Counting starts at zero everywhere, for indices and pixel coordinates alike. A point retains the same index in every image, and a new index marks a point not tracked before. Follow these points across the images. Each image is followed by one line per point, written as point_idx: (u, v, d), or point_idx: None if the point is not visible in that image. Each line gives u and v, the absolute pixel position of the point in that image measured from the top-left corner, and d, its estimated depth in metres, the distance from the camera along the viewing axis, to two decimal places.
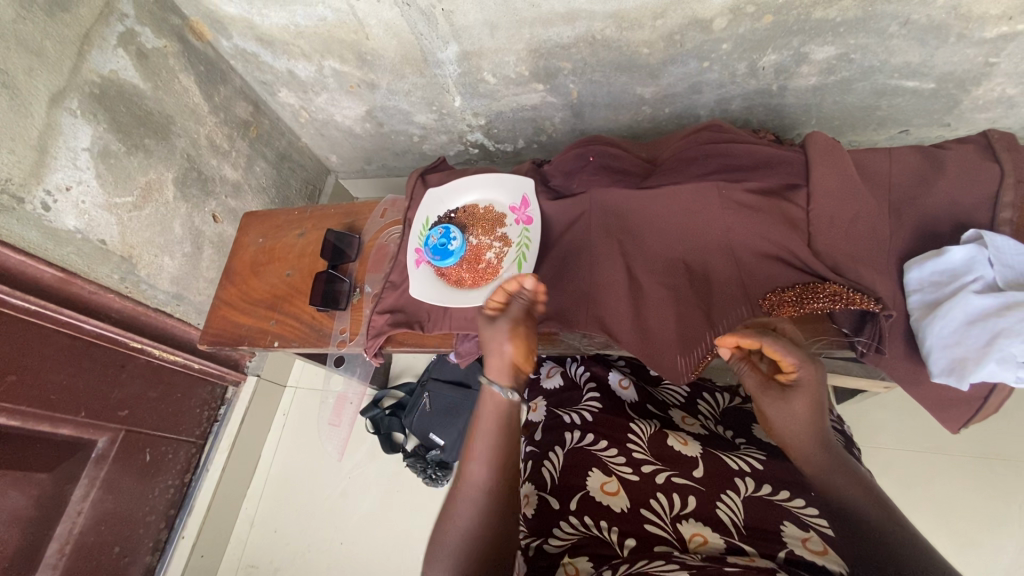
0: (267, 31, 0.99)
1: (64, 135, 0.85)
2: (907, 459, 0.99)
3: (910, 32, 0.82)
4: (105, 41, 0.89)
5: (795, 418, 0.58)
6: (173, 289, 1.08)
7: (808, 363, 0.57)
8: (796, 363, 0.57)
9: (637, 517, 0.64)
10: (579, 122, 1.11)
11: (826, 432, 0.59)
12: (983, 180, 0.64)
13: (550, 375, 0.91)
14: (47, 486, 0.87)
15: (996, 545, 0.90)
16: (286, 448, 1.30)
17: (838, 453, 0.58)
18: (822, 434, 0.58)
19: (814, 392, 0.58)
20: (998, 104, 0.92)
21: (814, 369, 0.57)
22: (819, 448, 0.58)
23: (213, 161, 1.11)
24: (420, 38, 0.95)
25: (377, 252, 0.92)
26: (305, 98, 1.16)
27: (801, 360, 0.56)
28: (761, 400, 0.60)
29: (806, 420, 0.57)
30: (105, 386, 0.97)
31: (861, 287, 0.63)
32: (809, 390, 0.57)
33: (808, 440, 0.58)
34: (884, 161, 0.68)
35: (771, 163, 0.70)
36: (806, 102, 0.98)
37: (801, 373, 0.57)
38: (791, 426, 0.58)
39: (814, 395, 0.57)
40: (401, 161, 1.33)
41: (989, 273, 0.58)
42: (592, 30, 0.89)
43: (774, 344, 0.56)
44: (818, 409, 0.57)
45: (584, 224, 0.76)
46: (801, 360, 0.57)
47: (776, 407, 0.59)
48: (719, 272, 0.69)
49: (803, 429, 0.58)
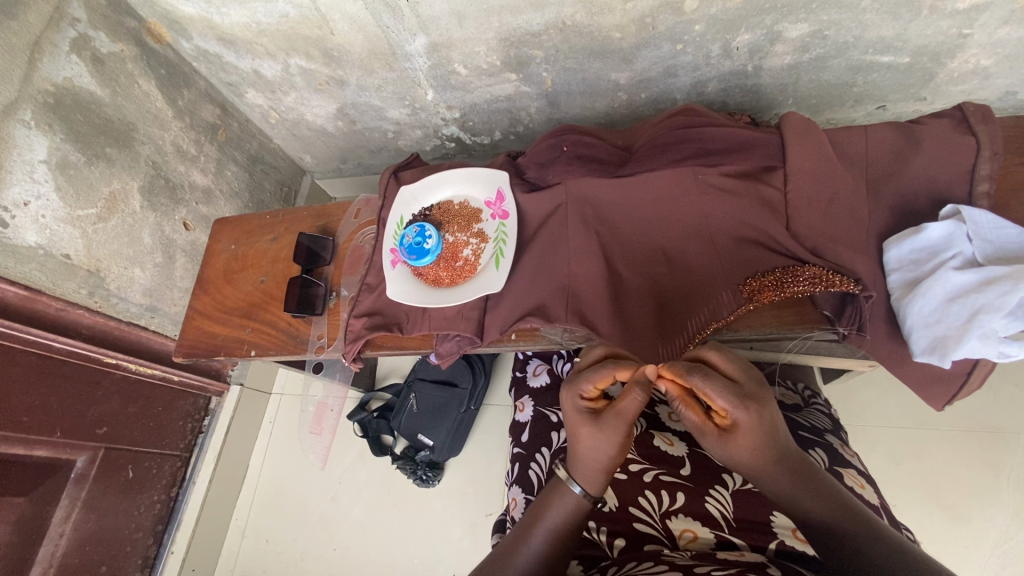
0: (228, 30, 0.96)
1: (19, 147, 0.81)
2: (895, 436, 0.99)
3: (882, 6, 0.81)
4: (56, 48, 0.85)
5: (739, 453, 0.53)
6: (147, 301, 1.05)
7: (741, 407, 0.50)
8: (727, 405, 0.51)
9: (626, 516, 0.63)
10: (555, 111, 1.10)
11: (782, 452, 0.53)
12: (959, 154, 0.63)
13: (536, 374, 0.89)
14: (25, 510, 0.85)
15: (984, 517, 0.91)
16: (273, 456, 1.28)
17: (800, 471, 0.52)
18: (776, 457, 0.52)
19: (757, 431, 0.51)
20: (973, 75, 0.92)
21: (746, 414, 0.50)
22: (778, 477, 0.52)
23: (181, 168, 1.07)
24: (387, 31, 0.92)
25: (352, 254, 0.89)
26: (273, 98, 1.13)
27: (731, 406, 0.50)
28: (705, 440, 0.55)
29: (751, 457, 0.52)
30: (80, 405, 0.94)
31: (842, 268, 0.62)
32: (747, 432, 0.51)
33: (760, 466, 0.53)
34: (860, 139, 0.67)
35: (747, 145, 0.69)
36: (782, 82, 0.97)
37: (732, 417, 0.51)
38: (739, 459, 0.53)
39: (755, 436, 0.51)
40: (377, 159, 1.30)
41: (967, 248, 0.57)
42: (562, 16, 0.87)
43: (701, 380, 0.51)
44: (762, 443, 0.52)
45: (561, 215, 0.74)
46: (732, 403, 0.51)
47: (721, 444, 0.54)
48: (698, 259, 0.68)
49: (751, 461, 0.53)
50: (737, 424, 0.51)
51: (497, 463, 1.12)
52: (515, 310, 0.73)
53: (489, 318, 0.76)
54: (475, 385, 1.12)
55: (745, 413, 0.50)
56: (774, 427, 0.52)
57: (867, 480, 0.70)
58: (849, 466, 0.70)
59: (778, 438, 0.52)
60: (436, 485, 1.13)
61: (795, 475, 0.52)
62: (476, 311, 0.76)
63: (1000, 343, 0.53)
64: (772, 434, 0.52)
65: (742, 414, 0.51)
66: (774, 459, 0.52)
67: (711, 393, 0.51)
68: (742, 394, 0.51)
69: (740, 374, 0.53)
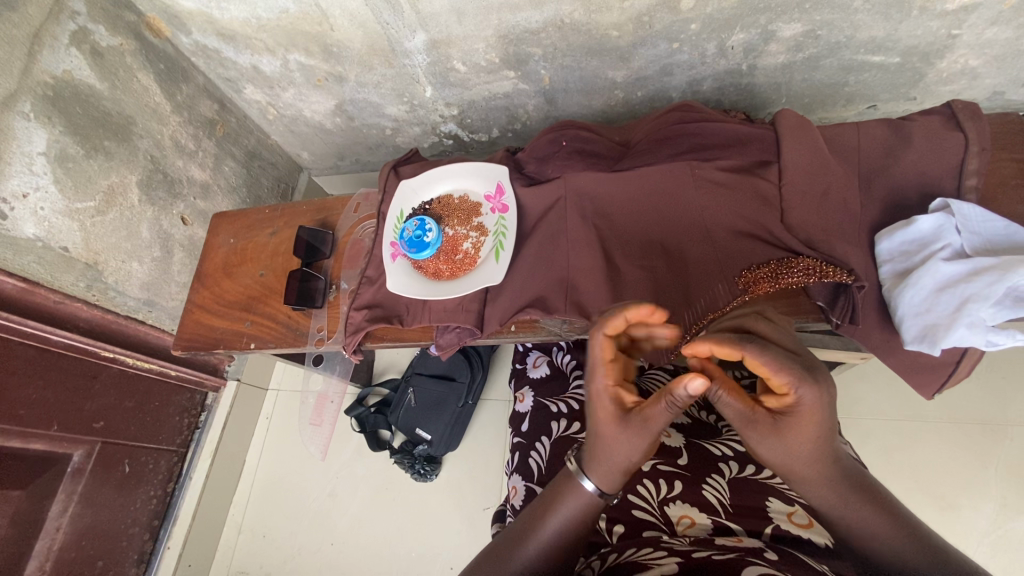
0: (227, 25, 0.96)
1: (18, 139, 0.81)
2: (886, 429, 1.01)
3: (874, 6, 0.83)
4: (56, 41, 0.85)
5: (789, 451, 0.45)
6: (144, 295, 1.05)
7: (808, 382, 0.42)
8: (789, 383, 0.42)
9: (625, 503, 0.64)
10: (552, 109, 1.11)
11: (837, 450, 0.46)
12: (948, 150, 0.64)
13: (536, 365, 0.91)
14: (22, 503, 0.85)
15: (972, 507, 0.93)
16: (270, 451, 1.28)
17: (861, 486, 0.47)
18: (830, 455, 0.46)
19: (820, 414, 0.43)
20: (962, 75, 0.94)
21: (811, 392, 0.42)
22: (829, 478, 0.46)
23: (179, 162, 1.07)
24: (386, 28, 0.93)
25: (352, 248, 0.90)
26: (271, 94, 1.13)
27: (796, 379, 0.42)
28: (746, 434, 0.46)
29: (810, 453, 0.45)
30: (77, 399, 0.94)
31: (834, 259, 0.63)
32: (809, 414, 0.43)
33: (811, 469, 0.46)
34: (852, 135, 0.69)
35: (742, 141, 0.71)
36: (775, 81, 0.99)
37: (799, 394, 0.42)
38: (785, 458, 0.46)
39: (818, 421, 0.43)
40: (375, 155, 1.31)
41: (957, 240, 0.59)
42: (560, 14, 0.88)
43: (760, 354, 0.43)
44: (823, 441, 0.44)
45: (560, 209, 0.76)
46: (798, 376, 0.42)
47: (775, 437, 0.45)
48: (695, 252, 0.69)
49: (804, 461, 0.46)
50: (800, 403, 0.43)
51: (495, 458, 1.13)
52: (514, 302, 0.75)
53: (489, 310, 0.77)
54: (473, 381, 1.13)
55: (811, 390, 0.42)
56: (833, 414, 0.44)
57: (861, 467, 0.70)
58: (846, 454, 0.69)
59: (830, 432, 0.45)
60: (433, 480, 1.13)
61: (836, 475, 0.46)
62: (476, 303, 0.77)
63: (988, 332, 0.54)
64: (829, 424, 0.44)
65: (807, 392, 0.42)
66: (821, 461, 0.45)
67: (775, 369, 0.42)
68: (808, 364, 0.43)
69: (797, 348, 0.45)
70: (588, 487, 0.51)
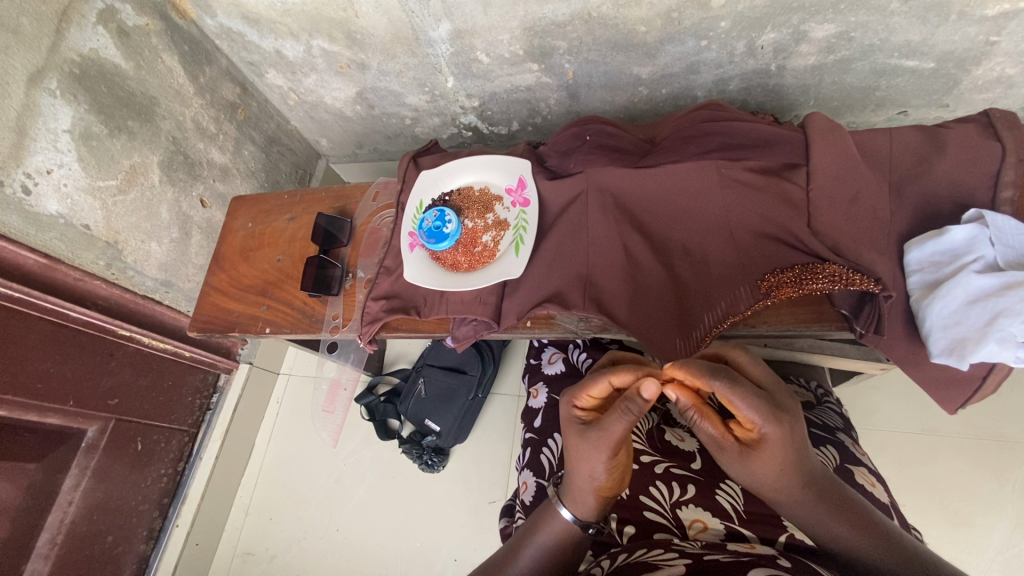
0: (252, 9, 0.96)
1: (44, 116, 0.82)
2: (900, 441, 1.00)
3: (911, 9, 0.80)
4: (84, 18, 0.85)
5: None
6: (162, 276, 1.06)
7: (772, 420, 0.49)
8: None
9: (636, 504, 0.65)
10: (574, 104, 1.09)
11: None
12: (984, 159, 0.63)
13: (551, 361, 0.92)
14: (36, 476, 0.86)
15: (987, 525, 0.92)
16: (280, 436, 1.29)
17: None
18: None
19: None
20: (997, 84, 0.91)
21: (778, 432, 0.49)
22: None
23: (200, 145, 1.08)
24: (411, 16, 0.92)
25: (370, 237, 0.90)
26: (293, 80, 1.13)
27: (762, 418, 0.49)
28: None
29: None
30: (93, 375, 0.95)
31: (862, 267, 0.62)
32: None
33: None
34: (884, 141, 0.67)
35: (771, 142, 0.69)
36: (804, 83, 0.97)
37: None
38: None
39: (784, 455, 0.50)
40: (394, 145, 1.30)
41: (990, 252, 0.57)
42: (588, 7, 0.86)
43: None
44: None
45: (582, 203, 0.75)
46: None
47: None
48: (717, 253, 0.69)
49: None
50: (765, 437, 0.50)
51: (502, 451, 1.13)
52: (532, 297, 0.74)
53: (506, 303, 0.76)
54: (484, 375, 1.14)
55: (780, 430, 0.50)
56: (799, 443, 0.52)
57: (877, 479, 0.71)
58: (859, 463, 0.71)
59: (801, 453, 0.52)
60: (440, 471, 1.14)
61: None
62: (494, 296, 0.77)
63: (1018, 348, 0.53)
64: (797, 452, 0.51)
65: (772, 429, 0.50)
66: (801, 483, 0.52)
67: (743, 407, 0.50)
68: (775, 407, 0.50)
69: None
70: (566, 514, 0.57)
